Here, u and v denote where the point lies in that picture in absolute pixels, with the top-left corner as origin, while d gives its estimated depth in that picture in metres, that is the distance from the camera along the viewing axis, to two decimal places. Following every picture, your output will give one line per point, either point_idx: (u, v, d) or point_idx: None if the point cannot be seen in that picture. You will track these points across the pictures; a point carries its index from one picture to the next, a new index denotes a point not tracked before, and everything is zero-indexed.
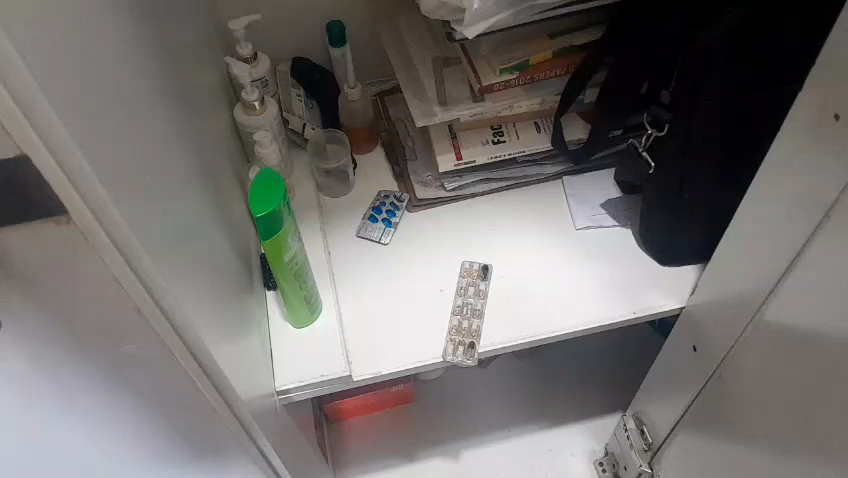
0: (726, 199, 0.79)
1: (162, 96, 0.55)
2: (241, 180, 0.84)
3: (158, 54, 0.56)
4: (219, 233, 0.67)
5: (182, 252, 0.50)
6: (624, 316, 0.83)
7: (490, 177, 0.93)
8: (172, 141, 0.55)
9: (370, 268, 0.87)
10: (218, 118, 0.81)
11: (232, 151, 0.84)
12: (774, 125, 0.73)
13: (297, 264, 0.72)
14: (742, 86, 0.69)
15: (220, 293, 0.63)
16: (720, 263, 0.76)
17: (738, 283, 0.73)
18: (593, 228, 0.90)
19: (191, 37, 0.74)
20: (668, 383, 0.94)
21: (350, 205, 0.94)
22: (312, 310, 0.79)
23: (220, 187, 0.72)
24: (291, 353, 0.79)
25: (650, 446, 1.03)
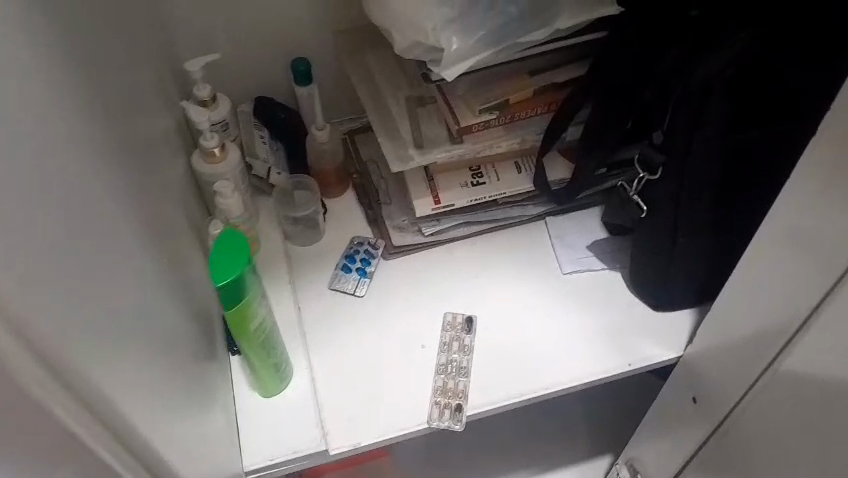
0: (719, 244, 0.75)
1: (105, 155, 0.48)
2: (201, 234, 0.78)
3: (102, 110, 0.50)
4: (174, 303, 0.60)
5: (131, 339, 0.43)
6: (620, 369, 0.78)
7: (471, 220, 0.88)
8: (120, 209, 0.49)
9: (345, 325, 0.81)
10: (175, 169, 0.74)
11: (190, 203, 0.77)
12: (773, 168, 0.69)
13: (265, 331, 0.66)
14: (735, 126, 0.65)
15: (177, 375, 0.55)
16: (723, 313, 0.71)
17: (743, 338, 0.68)
18: (581, 271, 0.85)
19: (144, 81, 0.67)
20: (666, 433, 0.88)
21: (320, 255, 0.87)
22: (283, 378, 0.73)
23: (175, 247, 0.65)
24: (261, 427, 0.72)
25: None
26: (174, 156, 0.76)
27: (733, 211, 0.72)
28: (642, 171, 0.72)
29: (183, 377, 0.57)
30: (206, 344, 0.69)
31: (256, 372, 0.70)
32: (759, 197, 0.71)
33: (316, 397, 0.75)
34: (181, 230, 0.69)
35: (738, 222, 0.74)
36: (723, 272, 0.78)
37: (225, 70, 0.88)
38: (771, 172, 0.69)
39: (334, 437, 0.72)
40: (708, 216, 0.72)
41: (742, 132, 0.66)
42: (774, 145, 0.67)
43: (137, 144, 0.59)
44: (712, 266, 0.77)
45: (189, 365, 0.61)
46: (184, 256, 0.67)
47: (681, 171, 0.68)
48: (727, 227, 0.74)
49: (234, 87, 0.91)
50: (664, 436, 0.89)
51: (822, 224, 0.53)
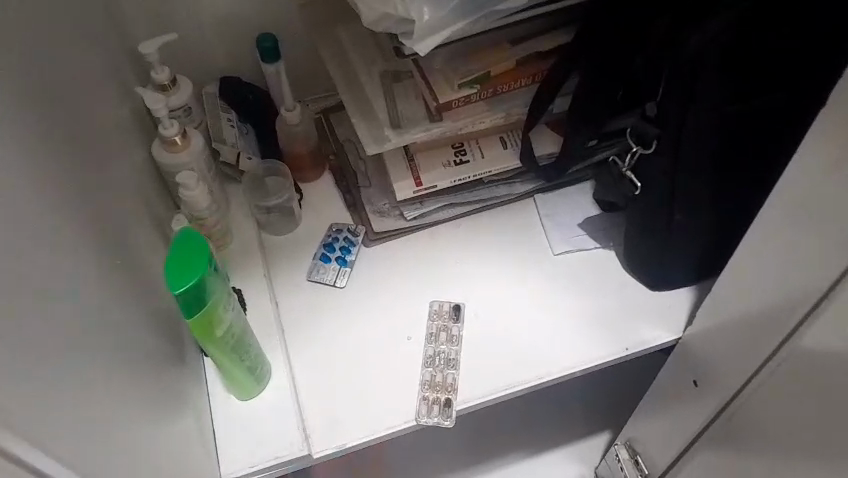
0: (727, 217, 0.70)
1: (25, 161, 0.43)
2: (164, 229, 0.74)
3: (13, 104, 0.44)
4: (127, 313, 0.55)
5: (40, 364, 0.38)
6: (615, 355, 0.74)
7: (455, 201, 0.83)
8: (42, 219, 0.44)
9: (326, 321, 0.77)
10: (128, 162, 0.69)
11: (149, 197, 0.72)
12: (774, 137, 0.64)
13: (236, 335, 0.63)
14: (737, 94, 0.60)
15: (132, 393, 0.51)
16: (722, 298, 0.66)
17: (740, 323, 0.64)
18: (574, 251, 0.81)
19: (84, 69, 0.61)
20: (663, 417, 0.84)
21: (296, 245, 0.83)
22: (260, 380, 0.70)
23: (126, 249, 0.60)
24: (242, 433, 0.69)
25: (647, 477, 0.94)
26: (129, 147, 0.70)
27: (741, 182, 0.67)
28: (634, 145, 0.67)
29: (141, 389, 0.53)
30: (172, 351, 0.64)
31: (229, 377, 0.67)
32: (768, 167, 0.66)
33: (297, 400, 0.71)
34: (136, 230, 0.65)
35: (748, 194, 0.68)
36: (722, 248, 0.74)
37: (183, 50, 0.82)
38: (772, 143, 0.65)
39: (318, 440, 0.69)
40: (712, 189, 0.67)
41: (744, 100, 0.61)
42: (781, 109, 0.62)
43: (73, 141, 0.54)
44: (715, 240, 0.72)
45: (150, 377, 0.56)
46: (138, 260, 0.63)
47: (677, 144, 0.64)
48: (736, 199, 0.68)
49: (194, 68, 0.85)
50: (661, 419, 0.85)
51: (823, 189, 0.48)
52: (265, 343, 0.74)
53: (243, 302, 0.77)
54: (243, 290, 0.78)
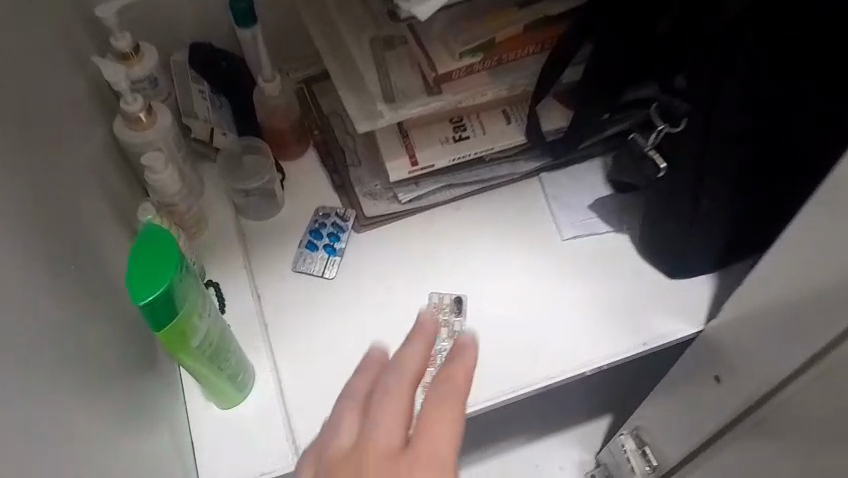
0: (757, 195, 0.64)
1: None
2: (128, 218, 0.66)
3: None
4: (65, 325, 0.48)
5: None
6: (631, 351, 0.68)
7: (454, 182, 0.76)
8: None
9: (314, 318, 0.70)
10: (85, 144, 0.60)
11: (111, 182, 0.64)
12: (826, 116, 0.56)
13: (211, 343, 0.56)
14: (778, 64, 0.53)
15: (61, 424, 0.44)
16: (750, 298, 0.59)
17: (763, 325, 0.58)
18: (584, 235, 0.74)
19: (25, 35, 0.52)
20: (670, 415, 0.78)
21: (279, 232, 0.76)
22: (241, 388, 0.64)
23: (74, 247, 0.52)
24: (223, 444, 0.63)
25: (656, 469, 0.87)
26: (85, 127, 0.61)
27: (778, 159, 0.60)
28: (661, 122, 0.61)
29: (87, 413, 0.47)
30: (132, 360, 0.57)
31: (207, 387, 0.61)
32: (813, 146, 0.59)
33: (283, 408, 0.65)
34: (89, 222, 0.56)
35: (788, 176, 0.61)
36: (746, 232, 0.68)
37: (145, 11, 0.73)
38: (823, 121, 0.56)
39: None
40: (743, 169, 0.60)
41: (786, 70, 0.53)
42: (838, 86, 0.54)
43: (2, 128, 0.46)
44: (741, 220, 0.66)
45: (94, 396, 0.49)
46: (90, 258, 0.55)
47: (707, 122, 0.57)
48: (769, 177, 0.62)
49: (160, 32, 0.75)
50: (666, 418, 0.79)
51: None
52: (249, 344, 0.68)
53: (222, 298, 0.70)
54: (221, 285, 0.71)
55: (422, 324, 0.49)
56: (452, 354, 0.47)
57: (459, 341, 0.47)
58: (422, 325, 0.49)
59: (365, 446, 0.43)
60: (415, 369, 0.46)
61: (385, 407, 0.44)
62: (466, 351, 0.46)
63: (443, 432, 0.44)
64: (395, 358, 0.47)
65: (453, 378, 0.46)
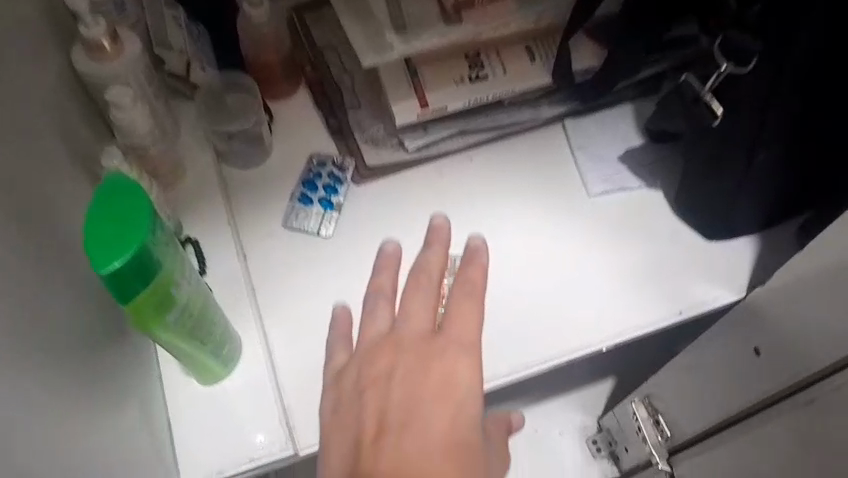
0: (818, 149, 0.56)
1: None
2: (90, 166, 0.56)
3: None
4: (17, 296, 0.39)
5: None
6: (667, 321, 0.61)
7: (468, 128, 0.66)
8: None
9: (308, 282, 0.62)
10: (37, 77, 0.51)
11: (69, 123, 0.54)
12: None
13: (191, 316, 0.48)
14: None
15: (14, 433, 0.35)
16: (814, 262, 0.51)
17: (810, 308, 0.51)
18: (613, 192, 0.66)
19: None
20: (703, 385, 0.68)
21: (267, 183, 0.66)
22: (225, 363, 0.56)
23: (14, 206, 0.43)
24: (202, 426, 0.56)
25: (668, 441, 0.76)
26: (36, 57, 0.51)
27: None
28: (723, 62, 0.51)
29: (56, 406, 0.40)
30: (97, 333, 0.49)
31: (185, 361, 0.53)
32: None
33: (276, 384, 0.58)
34: (38, 170, 0.47)
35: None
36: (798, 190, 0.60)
37: None
38: None
39: (305, 435, 0.56)
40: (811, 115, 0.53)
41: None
42: None
43: None
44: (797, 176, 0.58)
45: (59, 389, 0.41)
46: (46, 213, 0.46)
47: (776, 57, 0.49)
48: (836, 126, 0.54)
49: None
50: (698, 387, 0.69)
51: None
52: (232, 311, 0.60)
53: (202, 258, 0.62)
54: (201, 243, 0.63)
55: (436, 224, 0.51)
56: (467, 258, 0.50)
57: (470, 243, 0.50)
58: (436, 230, 0.51)
59: (398, 334, 0.47)
60: (436, 264, 0.50)
61: (412, 299, 0.48)
62: (480, 253, 0.50)
63: (467, 321, 0.47)
64: (416, 261, 0.50)
65: (469, 281, 0.49)
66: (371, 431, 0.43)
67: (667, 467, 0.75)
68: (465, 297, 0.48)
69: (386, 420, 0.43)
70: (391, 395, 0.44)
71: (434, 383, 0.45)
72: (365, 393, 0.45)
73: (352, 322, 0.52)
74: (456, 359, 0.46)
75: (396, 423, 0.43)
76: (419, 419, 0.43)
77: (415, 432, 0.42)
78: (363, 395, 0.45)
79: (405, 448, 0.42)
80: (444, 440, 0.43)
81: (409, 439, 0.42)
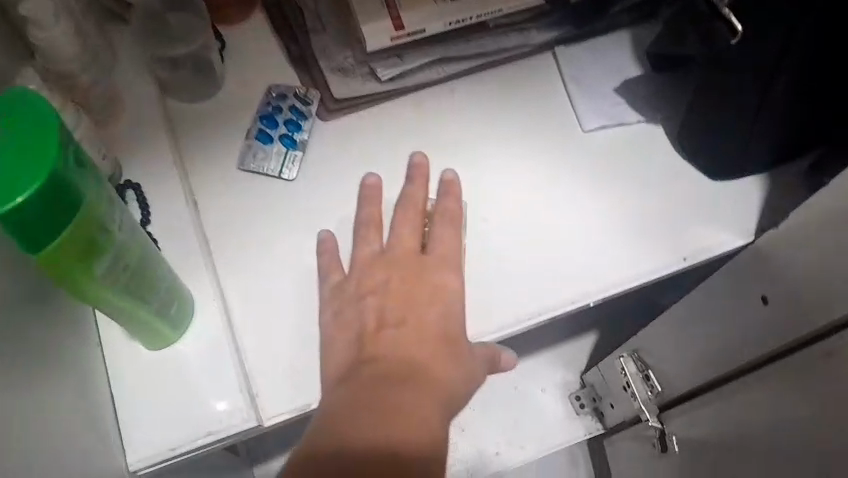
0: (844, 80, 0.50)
1: None
2: None
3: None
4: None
5: None
6: (669, 269, 0.55)
7: (449, 55, 0.60)
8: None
9: (269, 231, 0.55)
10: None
11: None
12: None
13: (125, 265, 0.40)
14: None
15: None
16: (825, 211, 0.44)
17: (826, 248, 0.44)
18: (611, 126, 0.59)
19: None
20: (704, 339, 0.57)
21: (219, 118, 0.58)
22: (176, 326, 0.49)
23: None
24: (148, 399, 0.49)
25: (661, 398, 0.65)
26: None
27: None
28: None
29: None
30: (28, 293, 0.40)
31: (127, 326, 0.46)
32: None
33: (235, 347, 0.51)
34: None
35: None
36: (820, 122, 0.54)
37: None
38: None
39: (270, 403, 0.50)
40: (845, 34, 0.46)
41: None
42: None
43: None
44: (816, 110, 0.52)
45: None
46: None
47: None
48: None
49: None
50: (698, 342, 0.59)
51: None
52: (183, 263, 0.52)
53: (144, 205, 0.53)
54: (143, 187, 0.54)
55: (417, 161, 0.55)
56: (444, 189, 0.54)
57: (444, 178, 0.55)
58: (416, 167, 0.55)
59: (390, 253, 0.51)
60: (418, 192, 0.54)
61: (404, 226, 0.52)
62: (454, 185, 0.54)
63: (452, 243, 0.52)
64: (400, 197, 0.54)
65: (450, 212, 0.53)
66: (370, 334, 0.47)
67: (658, 424, 0.65)
68: (447, 226, 0.52)
69: (384, 327, 0.48)
70: (388, 306, 0.49)
71: (426, 291, 0.49)
72: (363, 301, 0.49)
73: (337, 248, 0.53)
74: (444, 274, 0.51)
75: (393, 330, 0.47)
76: (412, 326, 0.48)
77: (409, 337, 0.47)
78: (362, 302, 0.49)
79: (404, 355, 0.46)
80: (438, 344, 0.47)
81: (408, 343, 0.47)
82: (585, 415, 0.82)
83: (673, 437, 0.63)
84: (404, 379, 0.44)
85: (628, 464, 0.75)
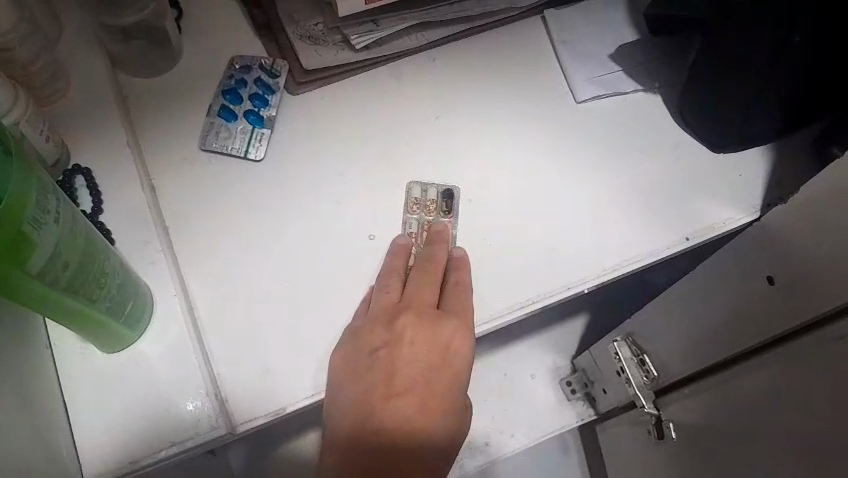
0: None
1: None
2: None
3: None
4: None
5: None
6: (673, 248, 0.51)
7: (429, 19, 0.55)
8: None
9: (236, 217, 0.50)
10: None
11: None
12: None
13: (65, 263, 0.35)
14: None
15: None
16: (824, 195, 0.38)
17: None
18: (606, 96, 0.55)
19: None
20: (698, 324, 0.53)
21: (177, 93, 0.53)
22: (134, 325, 0.44)
23: None
24: (107, 409, 0.43)
25: (657, 383, 0.61)
26: None
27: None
28: None
29: None
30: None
31: (77, 329, 0.40)
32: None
33: (201, 347, 0.46)
34: None
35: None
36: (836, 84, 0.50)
37: None
38: None
39: (243, 406, 0.45)
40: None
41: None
42: None
43: None
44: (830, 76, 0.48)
45: None
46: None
47: None
48: None
49: None
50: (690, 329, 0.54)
51: None
52: (140, 254, 0.47)
53: (96, 192, 0.48)
54: (94, 172, 0.48)
55: (436, 225, 0.49)
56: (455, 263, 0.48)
57: (453, 254, 0.49)
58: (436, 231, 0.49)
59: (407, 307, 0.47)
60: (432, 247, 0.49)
61: (418, 280, 0.48)
62: (463, 261, 0.48)
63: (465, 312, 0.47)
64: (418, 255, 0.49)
65: (465, 283, 0.48)
66: (379, 392, 0.45)
67: (655, 411, 0.60)
68: (457, 295, 0.47)
69: (395, 390, 0.45)
70: (401, 366, 0.45)
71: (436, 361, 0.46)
72: (376, 356, 0.45)
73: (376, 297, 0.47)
74: (457, 340, 0.46)
75: (405, 392, 0.45)
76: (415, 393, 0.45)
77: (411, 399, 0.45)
78: (374, 357, 0.45)
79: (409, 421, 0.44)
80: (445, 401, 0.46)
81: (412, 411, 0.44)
82: (576, 401, 0.78)
83: (671, 424, 0.58)
84: (402, 451, 0.44)
85: (624, 453, 0.71)
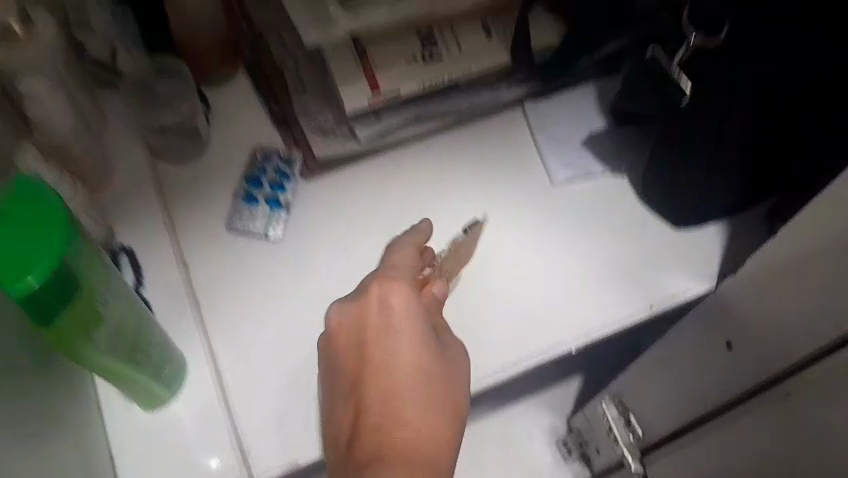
0: (814, 111, 0.51)
1: None
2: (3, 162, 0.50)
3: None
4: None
5: None
6: (636, 316, 0.59)
7: (424, 114, 0.63)
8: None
9: (259, 292, 0.57)
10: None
11: None
12: None
13: (126, 335, 0.43)
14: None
15: None
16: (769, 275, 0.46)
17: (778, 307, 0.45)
18: (580, 179, 0.63)
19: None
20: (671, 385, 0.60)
21: (206, 181, 0.61)
22: (168, 387, 0.51)
23: None
24: (147, 459, 0.51)
25: (641, 442, 0.67)
26: None
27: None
28: (692, 33, 0.48)
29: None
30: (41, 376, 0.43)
31: (124, 388, 0.48)
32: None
33: (225, 407, 0.53)
34: None
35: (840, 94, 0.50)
36: (783, 167, 0.57)
37: None
38: None
39: (259, 459, 0.52)
40: (821, 41, 0.47)
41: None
42: None
43: None
44: (780, 144, 0.54)
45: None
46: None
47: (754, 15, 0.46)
48: (816, 117, 0.51)
49: None
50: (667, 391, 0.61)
51: None
52: (175, 325, 0.55)
53: (139, 270, 0.56)
54: (136, 251, 0.57)
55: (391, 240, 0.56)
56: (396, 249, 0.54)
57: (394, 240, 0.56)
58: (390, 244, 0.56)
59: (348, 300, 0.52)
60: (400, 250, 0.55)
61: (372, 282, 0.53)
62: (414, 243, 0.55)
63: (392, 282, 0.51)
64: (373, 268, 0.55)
65: (397, 260, 0.53)
66: (344, 380, 0.49)
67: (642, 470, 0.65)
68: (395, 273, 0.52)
69: (357, 386, 0.48)
70: (355, 362, 0.49)
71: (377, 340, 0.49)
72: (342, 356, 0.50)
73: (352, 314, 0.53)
74: (389, 313, 0.50)
75: (368, 388, 0.48)
76: (385, 376, 0.48)
77: (382, 385, 0.48)
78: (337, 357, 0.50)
79: (386, 408, 0.47)
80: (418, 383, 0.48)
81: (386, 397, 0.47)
82: (572, 460, 0.84)
83: None
84: (370, 436, 0.46)
85: None
